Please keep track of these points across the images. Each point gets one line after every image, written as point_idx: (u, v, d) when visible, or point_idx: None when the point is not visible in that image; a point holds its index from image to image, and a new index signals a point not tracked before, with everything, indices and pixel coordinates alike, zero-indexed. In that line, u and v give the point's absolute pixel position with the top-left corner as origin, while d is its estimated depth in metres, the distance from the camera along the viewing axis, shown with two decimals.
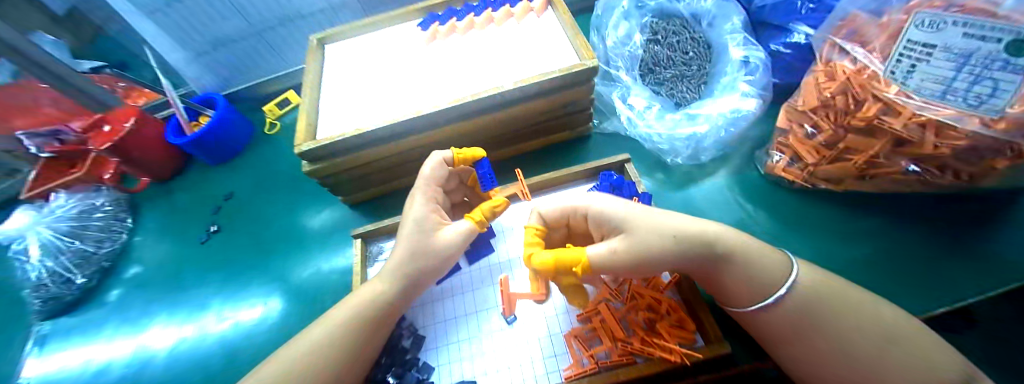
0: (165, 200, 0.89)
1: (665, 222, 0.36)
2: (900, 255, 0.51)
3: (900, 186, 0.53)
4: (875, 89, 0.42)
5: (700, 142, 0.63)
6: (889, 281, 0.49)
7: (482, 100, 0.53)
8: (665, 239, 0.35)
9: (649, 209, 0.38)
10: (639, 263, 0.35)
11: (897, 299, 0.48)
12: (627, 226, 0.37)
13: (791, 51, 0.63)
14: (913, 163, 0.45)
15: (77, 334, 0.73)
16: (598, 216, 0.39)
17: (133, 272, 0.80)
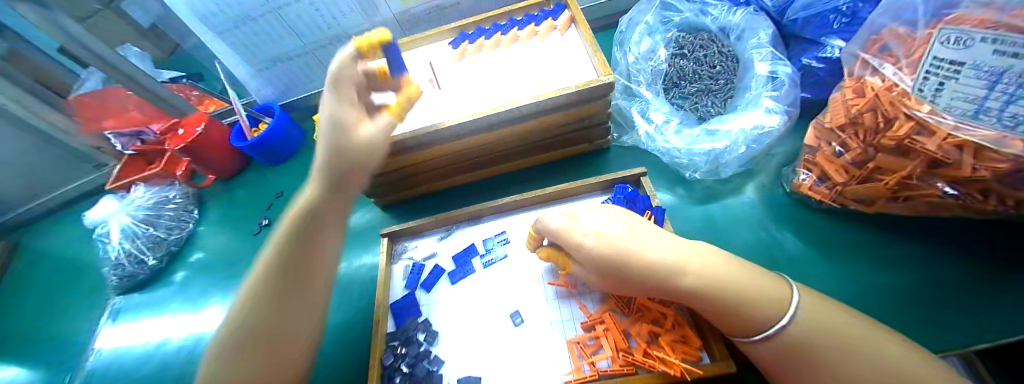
0: (227, 195, 1.01)
1: (632, 260, 0.39)
2: (941, 286, 0.48)
3: (943, 211, 0.49)
4: (906, 107, 0.41)
5: (719, 158, 0.62)
6: (928, 315, 0.46)
7: (503, 114, 0.56)
8: (636, 284, 0.40)
9: (627, 255, 0.40)
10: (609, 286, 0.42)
11: (935, 335, 0.44)
12: (604, 270, 0.41)
13: (824, 66, 0.62)
14: (951, 186, 0.43)
15: (143, 308, 0.86)
16: (581, 255, 0.43)
17: (197, 257, 0.92)
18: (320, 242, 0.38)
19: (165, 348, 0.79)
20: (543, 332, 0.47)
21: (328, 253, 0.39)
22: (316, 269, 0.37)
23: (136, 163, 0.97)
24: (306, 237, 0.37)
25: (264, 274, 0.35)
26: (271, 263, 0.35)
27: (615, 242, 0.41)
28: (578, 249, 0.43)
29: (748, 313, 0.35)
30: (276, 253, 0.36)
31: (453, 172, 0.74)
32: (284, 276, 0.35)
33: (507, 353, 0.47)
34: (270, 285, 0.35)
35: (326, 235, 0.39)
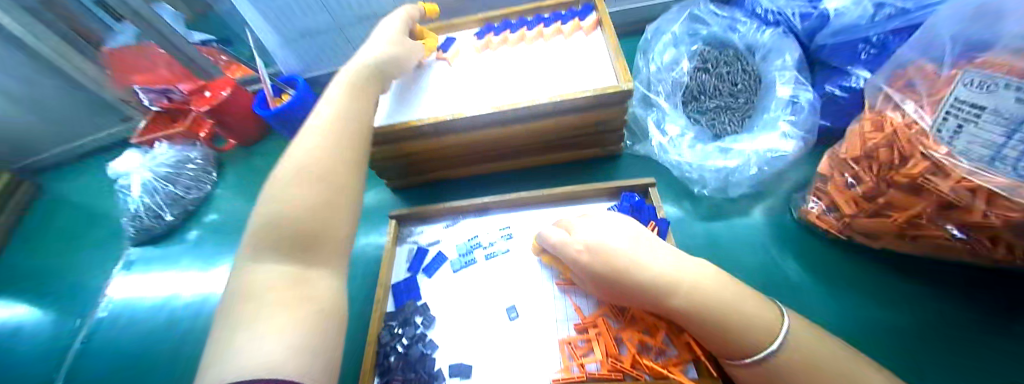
0: (244, 161, 1.04)
1: (623, 269, 0.41)
2: (937, 330, 0.48)
3: (952, 254, 0.49)
4: (921, 145, 0.40)
5: (731, 176, 0.63)
6: (918, 356, 0.47)
7: (518, 111, 0.57)
8: (632, 298, 0.41)
9: (618, 267, 0.41)
10: (602, 294, 0.44)
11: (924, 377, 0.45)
12: (600, 281, 0.43)
13: (847, 95, 0.60)
14: (960, 228, 0.42)
15: (156, 262, 0.89)
16: (579, 267, 0.45)
17: (212, 218, 0.95)
18: (354, 146, 0.44)
19: (175, 303, 0.82)
20: (536, 329, 0.48)
21: (358, 157, 0.44)
22: (346, 160, 0.42)
23: (162, 121, 1.04)
24: (342, 137, 0.44)
25: (300, 160, 0.39)
26: (307, 153, 0.40)
27: (607, 255, 0.42)
28: (576, 261, 0.45)
29: (738, 337, 0.36)
30: (314, 147, 0.41)
31: (466, 163, 0.75)
32: (321, 159, 0.39)
33: (499, 345, 0.48)
34: (309, 166, 0.38)
35: (358, 142, 0.45)
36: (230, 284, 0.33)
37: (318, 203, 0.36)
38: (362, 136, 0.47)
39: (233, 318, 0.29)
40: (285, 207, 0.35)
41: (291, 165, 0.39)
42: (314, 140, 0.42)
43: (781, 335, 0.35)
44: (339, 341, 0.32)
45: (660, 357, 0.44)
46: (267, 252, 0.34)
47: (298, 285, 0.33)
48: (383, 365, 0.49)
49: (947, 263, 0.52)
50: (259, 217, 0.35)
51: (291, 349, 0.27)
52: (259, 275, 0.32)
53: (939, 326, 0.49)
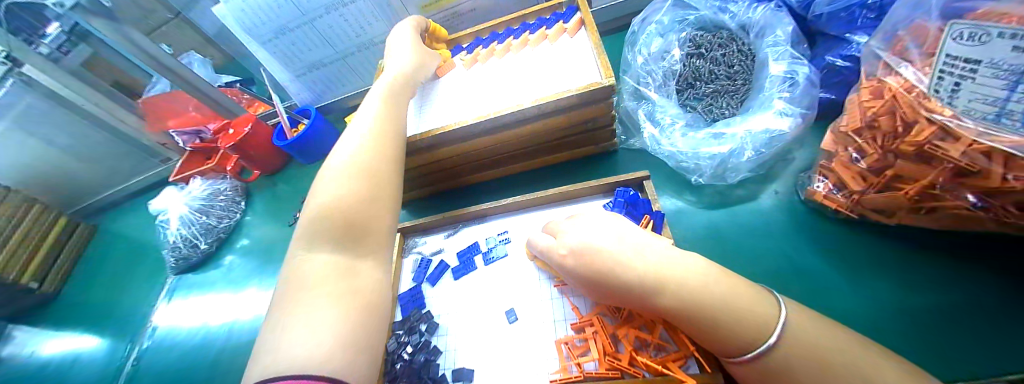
0: (268, 189, 1.12)
1: (615, 271, 0.40)
2: (973, 306, 0.44)
3: (979, 226, 0.45)
4: (927, 110, 0.38)
5: (725, 162, 0.60)
6: (952, 337, 0.43)
7: (503, 118, 0.58)
8: (619, 300, 0.41)
9: (602, 272, 0.41)
10: (596, 293, 0.44)
11: (958, 356, 0.42)
12: (589, 285, 0.43)
13: (849, 64, 0.58)
14: (979, 198, 0.39)
15: (196, 288, 0.99)
16: (567, 271, 0.46)
17: (243, 243, 1.03)
18: (394, 152, 0.50)
19: (208, 329, 0.90)
20: (535, 331, 0.49)
21: (396, 163, 0.50)
22: (387, 167, 0.48)
23: (194, 159, 1.10)
24: (384, 144, 0.50)
25: (349, 163, 0.46)
26: (354, 157, 0.46)
27: (591, 260, 0.42)
28: (564, 266, 0.46)
29: (727, 333, 0.35)
30: (360, 152, 0.47)
31: (465, 173, 0.77)
32: (366, 165, 0.46)
33: (499, 348, 0.49)
34: (355, 170, 0.45)
35: (397, 148, 0.51)
36: (287, 272, 0.39)
37: (363, 204, 0.42)
38: (399, 142, 0.53)
39: (292, 298, 0.35)
40: (339, 204, 0.42)
41: (341, 166, 0.45)
42: (361, 144, 0.48)
43: (778, 326, 0.34)
44: (380, 327, 0.37)
45: (660, 353, 0.43)
46: (320, 242, 0.40)
47: (349, 275, 0.38)
48: (391, 372, 0.51)
49: (983, 236, 0.48)
50: (318, 211, 0.41)
51: (338, 336, 0.32)
52: (312, 261, 0.38)
53: (981, 303, 0.44)
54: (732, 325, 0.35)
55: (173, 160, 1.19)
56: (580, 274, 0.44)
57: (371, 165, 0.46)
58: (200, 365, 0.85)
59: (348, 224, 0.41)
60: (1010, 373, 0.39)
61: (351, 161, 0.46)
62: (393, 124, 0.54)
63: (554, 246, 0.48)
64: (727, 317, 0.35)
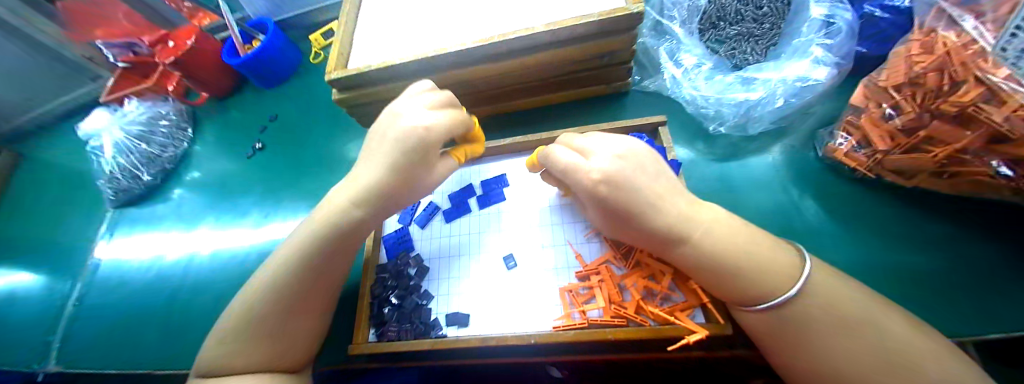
0: (220, 116, 0.97)
1: (652, 214, 0.36)
2: (961, 269, 0.47)
3: (987, 191, 0.45)
4: (980, 70, 0.34)
5: (750, 111, 0.57)
6: (942, 298, 0.46)
7: (509, 44, 0.47)
8: (637, 234, 0.39)
9: (630, 209, 0.37)
10: (615, 227, 0.41)
11: (947, 316, 0.44)
12: (607, 215, 0.40)
13: (888, 16, 0.51)
14: (1004, 165, 0.38)
15: (140, 224, 0.87)
16: (584, 197, 0.41)
17: (194, 176, 0.91)
18: (333, 264, 0.43)
19: (161, 265, 0.81)
20: (536, 277, 0.47)
21: (332, 273, 0.43)
22: (317, 285, 0.42)
23: (132, 76, 0.93)
24: (326, 251, 0.41)
25: (285, 269, 0.41)
26: (294, 252, 0.41)
27: (622, 194, 0.37)
28: (583, 192, 0.40)
29: (744, 283, 0.35)
30: (302, 250, 0.41)
31: None
32: (293, 279, 0.41)
33: (496, 295, 0.46)
34: (283, 279, 0.40)
35: (341, 257, 0.43)
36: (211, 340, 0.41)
37: (276, 324, 0.40)
38: (351, 250, 0.44)
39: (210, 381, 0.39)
40: (257, 307, 0.40)
41: (279, 261, 0.41)
42: (303, 245, 0.41)
43: (801, 278, 0.34)
44: None
45: (667, 302, 0.42)
46: (233, 335, 0.40)
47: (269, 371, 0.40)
48: (376, 314, 0.48)
49: (981, 206, 0.49)
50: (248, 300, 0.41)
51: None
52: (226, 349, 0.40)
53: (968, 269, 0.47)
54: (754, 273, 0.35)
55: (104, 77, 1.00)
56: (604, 208, 0.39)
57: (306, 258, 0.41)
58: (151, 305, 0.77)
59: (259, 337, 0.40)
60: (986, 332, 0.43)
61: (287, 262, 0.41)
62: (347, 241, 0.42)
63: (575, 165, 0.40)
64: (749, 268, 0.35)
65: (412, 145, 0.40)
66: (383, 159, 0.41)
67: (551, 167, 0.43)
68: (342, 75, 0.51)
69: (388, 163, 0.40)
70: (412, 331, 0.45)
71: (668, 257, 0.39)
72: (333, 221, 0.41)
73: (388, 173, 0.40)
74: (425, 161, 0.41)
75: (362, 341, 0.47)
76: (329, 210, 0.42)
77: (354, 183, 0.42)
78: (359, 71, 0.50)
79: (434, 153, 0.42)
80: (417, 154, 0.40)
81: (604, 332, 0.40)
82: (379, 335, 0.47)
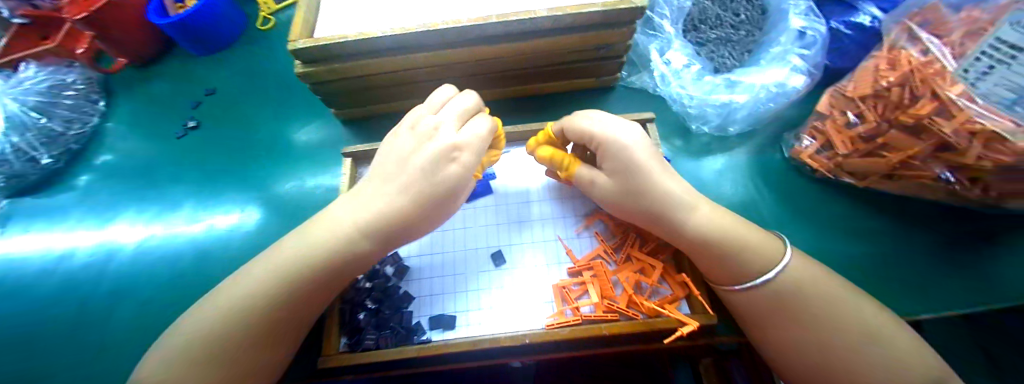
0: (139, 86, 0.85)
1: (668, 184, 0.40)
2: (898, 260, 0.54)
3: (923, 192, 0.52)
4: (937, 86, 0.38)
5: (731, 114, 0.61)
6: (886, 284, 0.52)
7: (507, 27, 0.44)
8: (645, 190, 0.40)
9: (645, 164, 0.40)
10: (619, 198, 0.42)
11: (891, 301, 0.51)
12: (620, 171, 0.41)
13: (851, 33, 0.57)
14: (947, 172, 0.44)
15: (41, 218, 0.75)
16: (601, 153, 0.43)
17: (106, 159, 0.80)
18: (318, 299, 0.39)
19: (72, 261, 0.72)
20: (525, 276, 0.46)
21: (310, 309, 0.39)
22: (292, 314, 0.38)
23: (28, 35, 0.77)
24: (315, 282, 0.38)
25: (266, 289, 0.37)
26: (278, 271, 0.37)
27: (641, 150, 0.41)
28: (603, 146, 0.42)
29: (745, 264, 0.40)
30: (290, 271, 0.37)
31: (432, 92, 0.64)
32: (273, 304, 0.36)
33: (489, 294, 0.45)
34: (260, 297, 0.36)
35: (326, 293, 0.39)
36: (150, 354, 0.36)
37: (237, 346, 0.35)
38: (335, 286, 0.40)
39: None
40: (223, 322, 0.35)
41: (261, 276, 0.37)
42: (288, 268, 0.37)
43: (784, 259, 0.40)
44: None
45: (655, 296, 0.44)
46: (180, 349, 0.34)
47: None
48: (350, 324, 0.45)
49: (912, 205, 0.57)
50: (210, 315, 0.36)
51: None
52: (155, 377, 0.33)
53: (905, 259, 0.54)
54: (749, 255, 0.40)
55: None
56: (621, 179, 0.41)
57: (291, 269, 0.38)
58: (62, 310, 0.69)
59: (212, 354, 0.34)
60: (919, 314, 0.50)
61: (276, 270, 0.37)
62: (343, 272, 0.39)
63: (603, 123, 0.43)
64: (743, 244, 0.40)
65: (441, 175, 0.39)
66: (408, 186, 0.39)
67: (570, 131, 0.46)
68: (311, 44, 0.43)
69: (414, 191, 0.39)
70: (394, 338, 0.42)
71: (668, 220, 0.41)
72: (337, 243, 0.39)
73: (412, 202, 0.39)
74: (449, 191, 0.40)
75: (333, 352, 0.42)
76: (329, 232, 0.39)
77: (368, 202, 0.40)
78: (332, 42, 0.43)
79: (460, 182, 0.40)
80: (444, 184, 0.39)
81: (599, 328, 0.39)
82: (353, 344, 0.44)
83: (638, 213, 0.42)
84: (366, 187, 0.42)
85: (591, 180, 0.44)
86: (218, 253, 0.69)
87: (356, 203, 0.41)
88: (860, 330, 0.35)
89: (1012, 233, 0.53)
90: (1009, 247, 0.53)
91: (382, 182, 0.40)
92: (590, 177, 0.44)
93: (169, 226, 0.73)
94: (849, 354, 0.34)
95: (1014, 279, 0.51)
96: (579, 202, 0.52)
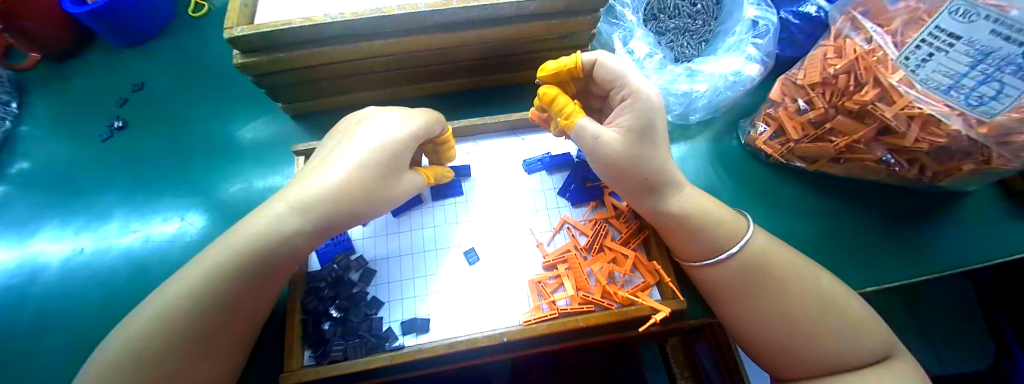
0: (56, 83, 0.74)
1: (667, 158, 0.42)
2: (846, 237, 0.59)
3: (865, 172, 0.57)
4: (879, 73, 0.41)
5: (692, 102, 0.63)
6: (836, 262, 0.57)
7: (469, 13, 0.42)
8: (646, 160, 0.40)
9: (660, 131, 0.40)
10: (623, 152, 0.40)
11: (843, 275, 0.56)
12: (636, 131, 0.39)
13: (799, 22, 0.59)
14: (887, 153, 0.48)
15: None
16: (627, 104, 0.40)
17: (20, 168, 0.70)
18: None
19: None
20: (498, 271, 0.46)
21: None
22: None
23: None
24: None
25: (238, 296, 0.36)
26: None
27: (662, 115, 0.40)
28: (634, 97, 0.39)
29: (704, 243, 0.43)
30: (261, 282, 0.37)
31: (392, 84, 0.61)
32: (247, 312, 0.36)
33: (463, 293, 0.44)
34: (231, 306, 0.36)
35: None
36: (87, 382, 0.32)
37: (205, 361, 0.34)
38: None
39: None
40: (186, 319, 0.33)
41: None
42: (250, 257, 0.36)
43: (748, 231, 0.42)
44: None
45: (628, 284, 0.45)
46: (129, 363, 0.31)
47: None
48: (314, 337, 0.43)
49: (858, 185, 0.61)
50: None
51: None
52: None
53: (851, 235, 0.59)
54: (709, 241, 0.42)
55: None
56: (638, 135, 0.39)
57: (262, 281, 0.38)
58: None
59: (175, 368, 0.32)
60: (866, 286, 0.55)
61: None
62: None
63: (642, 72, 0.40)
64: (710, 229, 0.43)
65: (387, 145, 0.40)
66: (352, 159, 0.39)
67: (602, 72, 0.41)
68: (249, 32, 0.39)
69: (347, 160, 0.39)
70: (362, 348, 0.41)
71: (656, 193, 0.42)
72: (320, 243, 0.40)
73: (351, 176, 0.38)
74: (392, 165, 0.41)
75: (297, 367, 0.40)
76: None
77: (327, 185, 0.38)
78: (276, 29, 0.39)
79: (402, 154, 0.41)
80: (384, 157, 0.40)
81: (575, 320, 0.40)
82: (319, 357, 0.42)
83: (631, 181, 0.42)
84: (325, 163, 0.39)
85: (595, 136, 0.41)
86: (160, 268, 0.63)
87: (317, 174, 0.39)
88: (818, 303, 0.38)
89: (938, 205, 0.60)
90: (939, 220, 0.59)
91: (343, 159, 0.39)
92: (597, 132, 0.40)
93: (102, 239, 0.65)
94: (817, 327, 0.37)
95: (944, 247, 0.57)
96: (550, 194, 0.51)
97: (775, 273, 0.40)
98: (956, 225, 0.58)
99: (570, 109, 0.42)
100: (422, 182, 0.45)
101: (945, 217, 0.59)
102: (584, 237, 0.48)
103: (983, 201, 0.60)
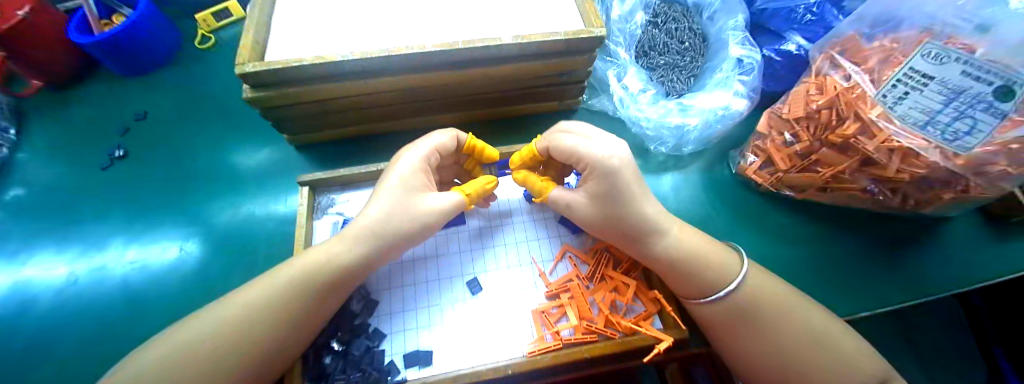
0: (60, 111, 0.76)
1: (645, 209, 0.44)
2: (838, 264, 0.60)
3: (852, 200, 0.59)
4: (859, 109, 0.44)
5: (684, 135, 0.66)
6: (830, 290, 0.58)
7: (473, 53, 0.45)
8: (621, 217, 0.43)
9: (627, 188, 0.43)
10: (595, 214, 0.44)
11: (837, 302, 0.57)
12: (601, 195, 0.43)
13: (781, 59, 0.63)
14: (870, 183, 0.51)
15: None
16: (587, 173, 0.44)
17: (15, 194, 0.70)
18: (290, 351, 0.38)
19: None
20: (501, 302, 0.46)
21: (287, 359, 0.38)
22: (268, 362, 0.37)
23: None
24: (293, 324, 0.38)
25: None
26: (249, 315, 0.37)
27: (626, 172, 0.43)
28: (590, 166, 0.43)
29: (704, 276, 0.43)
30: (263, 315, 0.37)
31: (396, 116, 0.63)
32: (247, 344, 0.36)
33: (465, 325, 0.44)
34: (232, 339, 0.36)
35: (309, 334, 0.40)
36: None
37: None
38: (315, 330, 0.41)
39: None
40: None
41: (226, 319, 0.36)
42: None
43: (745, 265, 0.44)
44: None
45: (630, 313, 0.45)
46: None
47: None
48: (315, 371, 0.42)
49: (846, 213, 0.63)
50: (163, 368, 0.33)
51: None
52: None
53: (843, 262, 0.60)
54: (710, 273, 0.43)
55: None
56: (601, 199, 0.43)
57: (266, 315, 0.38)
58: None
59: None
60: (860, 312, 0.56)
61: (251, 316, 0.37)
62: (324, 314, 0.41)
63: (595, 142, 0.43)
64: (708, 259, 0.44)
65: (399, 178, 0.45)
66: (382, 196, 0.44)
67: (559, 150, 0.46)
68: (261, 68, 0.41)
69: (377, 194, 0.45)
70: (363, 383, 0.40)
71: (643, 242, 0.44)
72: (327, 275, 0.41)
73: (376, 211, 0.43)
74: (410, 191, 0.45)
75: None
76: (314, 264, 0.41)
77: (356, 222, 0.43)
78: (286, 66, 0.41)
79: (416, 185, 0.45)
80: (404, 188, 0.45)
81: (581, 351, 0.39)
82: None
83: (614, 236, 0.45)
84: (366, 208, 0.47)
85: (567, 204, 0.46)
86: (152, 297, 0.61)
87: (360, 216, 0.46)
88: (812, 338, 0.39)
89: (923, 232, 0.62)
90: (926, 246, 0.60)
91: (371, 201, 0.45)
92: (566, 201, 0.46)
93: (98, 265, 0.64)
94: (811, 362, 0.38)
95: (932, 273, 0.58)
96: (550, 225, 0.53)
97: (770, 305, 0.41)
98: (943, 252, 0.60)
99: (538, 186, 0.48)
100: (461, 202, 0.47)
101: (932, 243, 0.61)
102: (585, 266, 0.49)
103: (966, 228, 0.62)
